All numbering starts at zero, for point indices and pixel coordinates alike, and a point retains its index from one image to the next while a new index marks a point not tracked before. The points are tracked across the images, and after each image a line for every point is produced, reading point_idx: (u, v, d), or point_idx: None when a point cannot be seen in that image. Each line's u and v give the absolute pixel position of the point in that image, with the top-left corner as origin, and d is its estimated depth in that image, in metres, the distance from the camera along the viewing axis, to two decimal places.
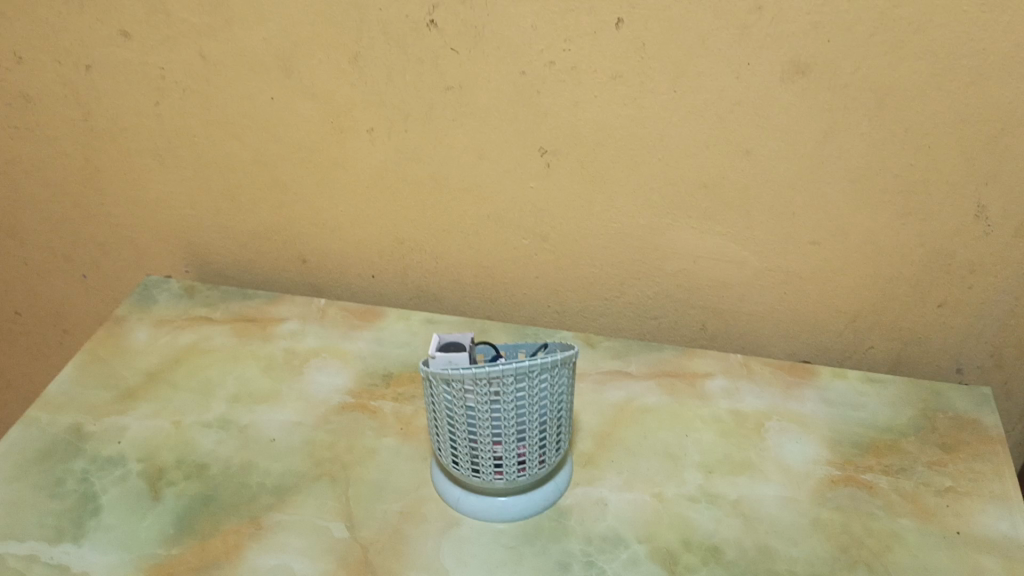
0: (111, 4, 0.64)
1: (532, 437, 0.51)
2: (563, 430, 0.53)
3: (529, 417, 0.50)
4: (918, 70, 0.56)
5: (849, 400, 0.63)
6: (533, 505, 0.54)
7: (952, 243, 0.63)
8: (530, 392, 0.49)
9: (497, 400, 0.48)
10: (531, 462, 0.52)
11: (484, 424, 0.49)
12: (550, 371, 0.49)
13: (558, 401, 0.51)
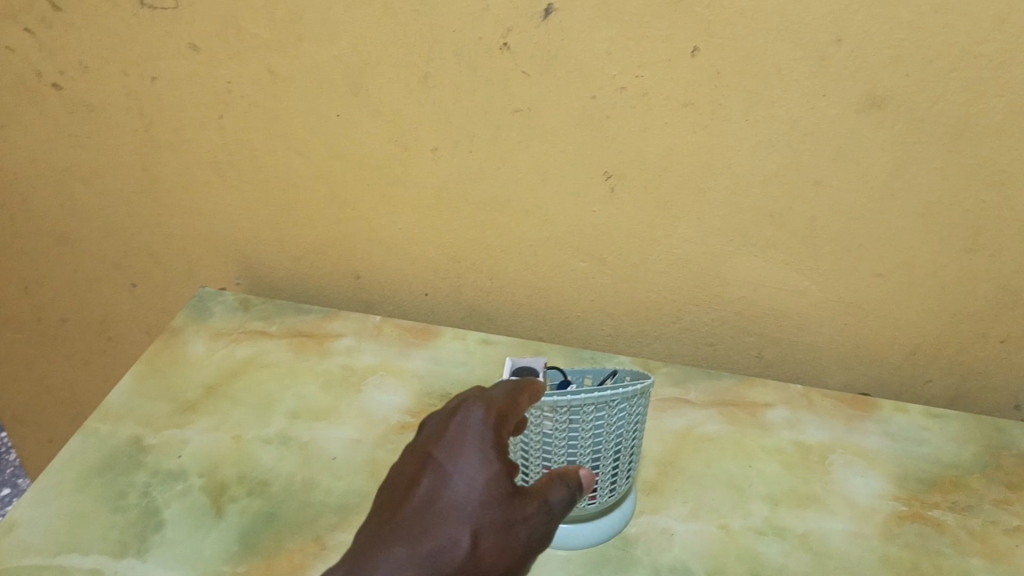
0: (183, 18, 0.65)
1: (605, 463, 0.51)
2: (633, 457, 0.53)
3: (604, 445, 0.50)
4: (997, 107, 0.55)
5: (912, 434, 0.63)
6: (599, 533, 0.54)
7: (1019, 279, 0.63)
8: (609, 421, 0.49)
9: (576, 429, 0.49)
10: (602, 488, 0.52)
11: (561, 451, 0.50)
12: (628, 401, 0.49)
13: (632, 429, 0.51)
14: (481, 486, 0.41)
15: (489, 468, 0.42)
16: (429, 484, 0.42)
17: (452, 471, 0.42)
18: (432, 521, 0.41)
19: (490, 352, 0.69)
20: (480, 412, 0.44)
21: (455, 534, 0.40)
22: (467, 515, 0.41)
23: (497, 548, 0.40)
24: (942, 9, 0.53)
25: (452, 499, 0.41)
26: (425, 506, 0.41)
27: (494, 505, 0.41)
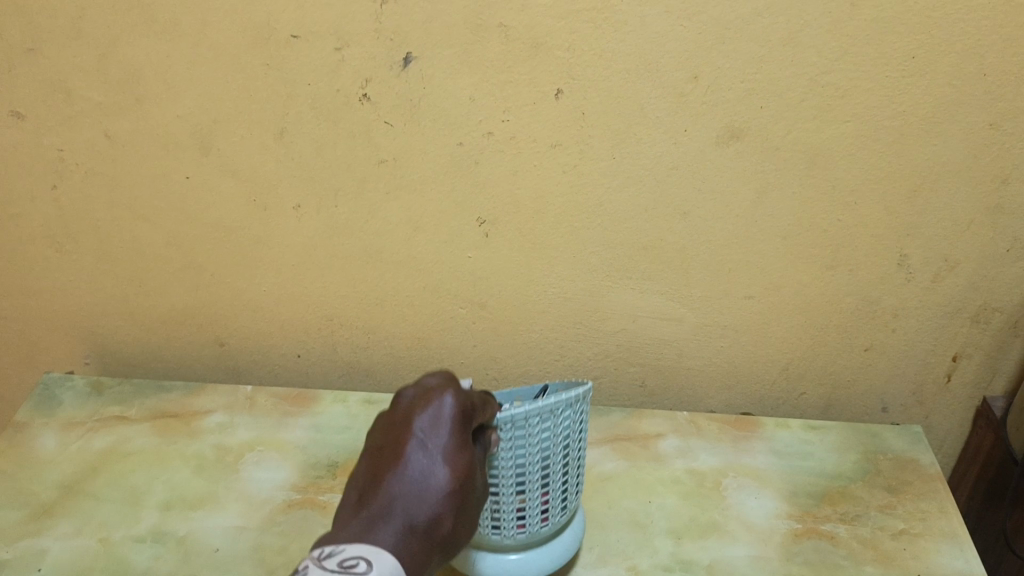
0: (2, 83, 0.59)
1: (554, 482, 0.50)
2: (579, 470, 0.52)
3: (551, 460, 0.49)
4: (845, 132, 0.58)
5: (796, 449, 0.65)
6: (553, 557, 0.52)
7: (877, 290, 0.66)
8: (555, 430, 0.48)
9: (524, 444, 0.47)
10: (554, 507, 0.51)
11: (510, 472, 0.48)
12: (572, 407, 0.48)
13: (577, 438, 0.50)
14: (463, 471, 0.43)
15: (467, 452, 0.44)
16: (413, 462, 0.43)
17: (432, 453, 0.43)
18: (413, 506, 0.42)
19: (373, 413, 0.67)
20: (459, 398, 0.44)
21: (435, 516, 0.42)
22: (447, 498, 0.43)
23: (465, 524, 0.44)
24: (789, 42, 0.55)
25: (436, 485, 0.43)
26: (407, 488, 0.43)
27: (470, 489, 0.44)
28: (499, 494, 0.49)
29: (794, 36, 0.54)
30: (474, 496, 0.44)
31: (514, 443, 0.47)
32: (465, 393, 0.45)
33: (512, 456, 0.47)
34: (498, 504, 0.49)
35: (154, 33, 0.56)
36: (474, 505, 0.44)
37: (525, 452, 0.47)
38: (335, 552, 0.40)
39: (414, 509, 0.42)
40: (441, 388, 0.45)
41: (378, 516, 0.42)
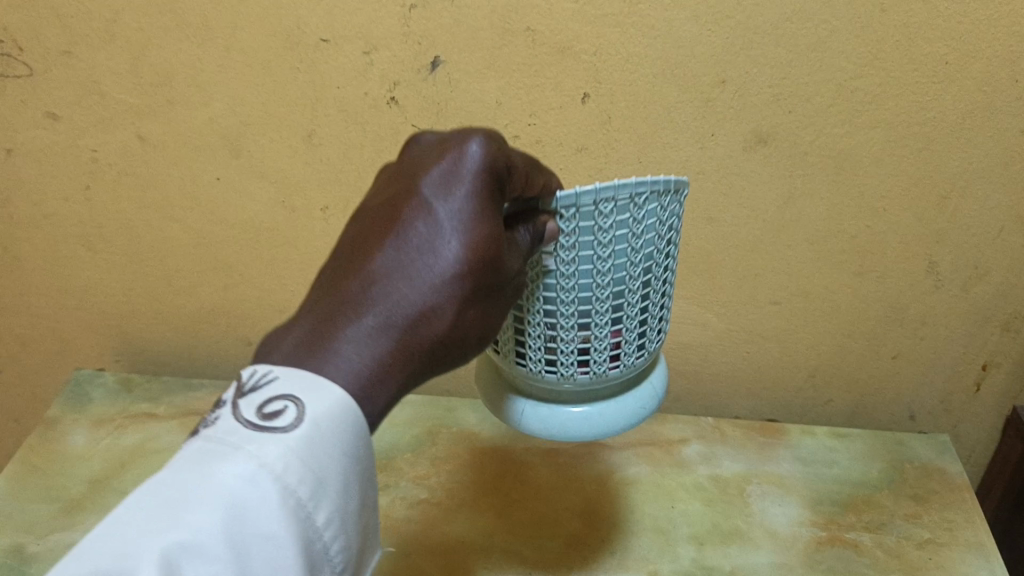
0: (38, 86, 0.61)
1: (630, 307, 0.39)
2: (662, 302, 0.42)
3: (629, 274, 0.38)
4: (873, 138, 0.58)
5: (821, 456, 0.64)
6: (626, 415, 0.42)
7: (905, 297, 0.65)
8: (634, 228, 0.37)
9: (593, 245, 0.36)
10: (626, 346, 0.40)
11: (570, 286, 0.38)
12: (658, 201, 0.37)
13: (663, 250, 0.39)
14: (477, 252, 0.33)
15: (494, 227, 0.33)
16: (415, 233, 0.33)
17: (440, 221, 0.33)
18: (402, 288, 0.33)
19: (398, 414, 0.68)
20: (485, 156, 0.34)
21: (430, 306, 0.33)
22: (450, 282, 0.33)
23: (476, 318, 0.34)
24: (817, 47, 0.54)
25: (437, 268, 0.33)
26: (397, 265, 0.33)
27: (486, 275, 0.34)
28: (557, 318, 0.39)
29: (822, 41, 0.54)
30: (497, 288, 0.34)
31: (579, 241, 0.36)
32: (500, 149, 0.34)
33: (576, 262, 0.37)
34: (555, 332, 0.39)
35: (185, 37, 0.57)
36: (495, 303, 0.35)
37: (593, 252, 0.37)
38: (262, 386, 0.32)
39: (398, 296, 0.33)
40: (464, 140, 0.34)
41: (349, 301, 0.33)
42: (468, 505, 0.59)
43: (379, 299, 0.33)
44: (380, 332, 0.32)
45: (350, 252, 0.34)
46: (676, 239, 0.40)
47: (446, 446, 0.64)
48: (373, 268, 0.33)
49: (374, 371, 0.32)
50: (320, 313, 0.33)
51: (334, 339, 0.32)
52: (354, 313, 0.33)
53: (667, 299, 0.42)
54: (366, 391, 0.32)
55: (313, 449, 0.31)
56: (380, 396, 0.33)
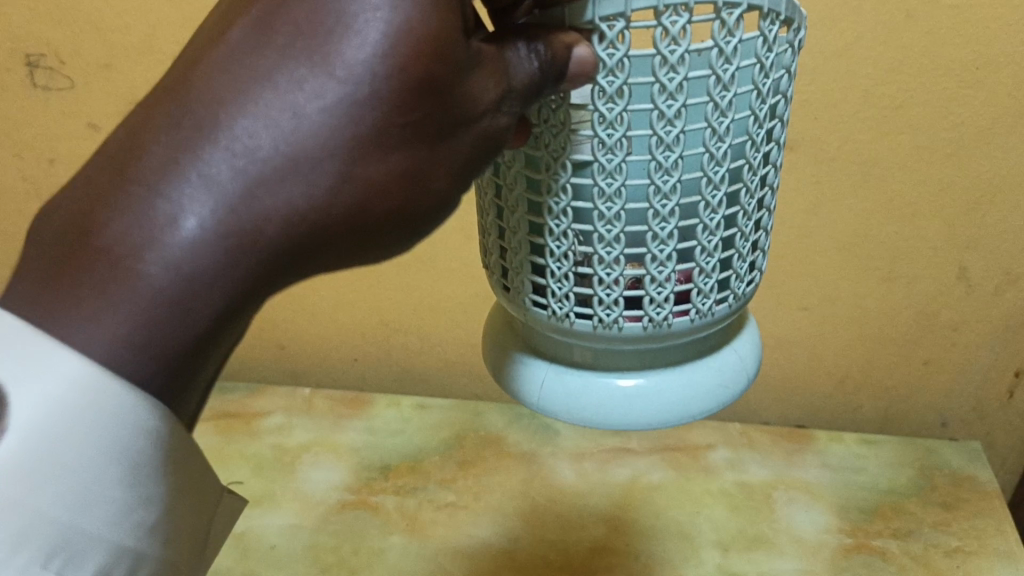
0: (78, 97, 0.65)
1: (708, 211, 0.28)
2: (756, 220, 0.30)
3: (711, 150, 0.26)
4: (902, 144, 0.57)
5: (849, 463, 0.64)
6: (694, 391, 0.31)
7: (936, 303, 0.65)
8: (718, 67, 0.25)
9: (653, 96, 0.25)
10: (698, 283, 0.29)
11: (616, 169, 0.26)
12: (754, 35, 0.26)
13: (763, 124, 0.27)
14: (403, 41, 0.22)
15: (447, 1, 0.22)
16: (301, 19, 0.23)
17: (344, 5, 0.22)
18: (262, 113, 0.22)
19: (427, 417, 0.68)
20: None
21: (298, 146, 0.22)
22: (341, 109, 0.22)
23: (384, 179, 0.23)
24: (843, 54, 0.54)
25: (339, 63, 0.22)
26: (267, 74, 0.22)
27: (425, 88, 0.23)
28: (593, 226, 0.28)
29: (846, 48, 0.54)
30: (448, 112, 0.23)
31: (630, 87, 0.25)
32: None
33: (626, 124, 0.26)
34: (590, 249, 0.28)
35: None
36: (424, 154, 0.24)
37: (653, 107, 0.25)
38: None
39: (270, 111, 0.22)
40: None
41: (196, 104, 0.23)
42: (495, 509, 0.59)
43: (240, 109, 0.22)
44: (240, 162, 0.22)
45: (216, 21, 0.24)
46: (782, 114, 0.29)
47: (474, 449, 0.65)
48: (237, 53, 0.23)
49: (221, 227, 0.22)
50: (155, 118, 0.23)
51: (173, 166, 0.22)
52: (191, 135, 0.22)
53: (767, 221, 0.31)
54: (194, 273, 0.23)
55: (94, 401, 0.24)
56: (237, 268, 0.23)
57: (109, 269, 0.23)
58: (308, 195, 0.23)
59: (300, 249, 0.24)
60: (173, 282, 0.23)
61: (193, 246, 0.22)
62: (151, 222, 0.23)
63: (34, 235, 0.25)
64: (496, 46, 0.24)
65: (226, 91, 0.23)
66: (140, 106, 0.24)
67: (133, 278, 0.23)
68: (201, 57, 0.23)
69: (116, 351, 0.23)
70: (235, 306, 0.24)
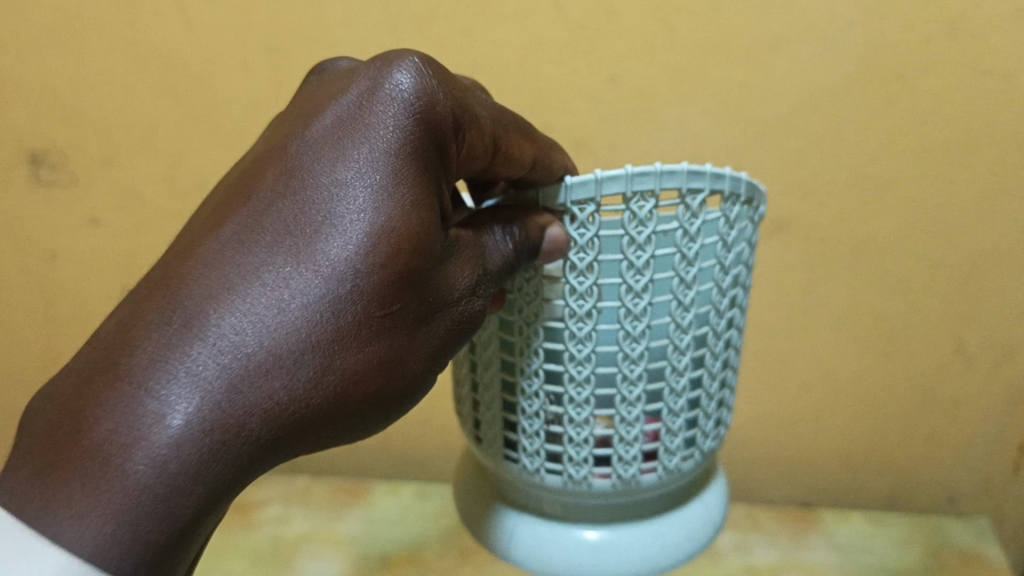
0: (81, 192, 0.66)
1: (675, 370, 0.37)
2: (717, 376, 0.39)
3: (674, 318, 0.35)
4: (891, 222, 0.58)
5: (856, 543, 0.63)
6: (664, 544, 0.42)
7: (935, 378, 0.64)
8: (680, 246, 0.34)
9: (630, 268, 0.34)
10: (663, 438, 0.38)
11: (589, 337, 0.35)
12: (710, 224, 0.35)
13: (721, 297, 0.37)
14: (384, 239, 0.27)
15: (424, 207, 0.28)
16: (285, 233, 0.27)
17: (329, 220, 0.27)
18: (253, 313, 0.26)
19: (425, 506, 0.67)
20: (419, 82, 0.28)
21: (289, 340, 0.26)
22: (328, 306, 0.27)
23: (359, 368, 0.28)
24: (829, 136, 0.56)
25: (326, 262, 0.27)
26: (257, 278, 0.27)
27: (398, 280, 0.28)
28: (565, 388, 0.36)
29: (833, 129, 0.55)
30: (415, 303, 0.29)
31: (601, 262, 0.33)
32: (450, 87, 0.30)
33: (596, 296, 0.34)
34: (562, 410, 0.37)
35: None
36: (393, 343, 0.28)
37: (622, 281, 0.34)
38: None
39: (260, 310, 0.26)
40: (392, 61, 0.29)
41: (190, 301, 0.26)
42: None
43: (234, 305, 0.26)
44: (232, 352, 0.26)
45: (199, 231, 0.28)
46: (744, 282, 0.39)
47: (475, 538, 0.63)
48: (230, 253, 0.27)
49: (217, 415, 0.25)
50: (144, 314, 0.27)
51: (167, 356, 0.25)
52: (183, 335, 0.26)
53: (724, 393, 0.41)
54: (187, 468, 0.25)
55: None
56: (224, 454, 0.25)
57: (103, 455, 0.24)
58: (293, 380, 0.26)
59: (281, 434, 0.27)
60: (166, 466, 0.24)
61: (186, 431, 0.25)
62: (145, 408, 0.25)
63: (26, 435, 0.26)
64: (473, 235, 0.32)
65: (221, 289, 0.27)
66: (127, 308, 0.28)
67: (127, 462, 0.24)
68: (191, 261, 0.27)
69: (100, 545, 0.24)
70: (218, 495, 0.26)
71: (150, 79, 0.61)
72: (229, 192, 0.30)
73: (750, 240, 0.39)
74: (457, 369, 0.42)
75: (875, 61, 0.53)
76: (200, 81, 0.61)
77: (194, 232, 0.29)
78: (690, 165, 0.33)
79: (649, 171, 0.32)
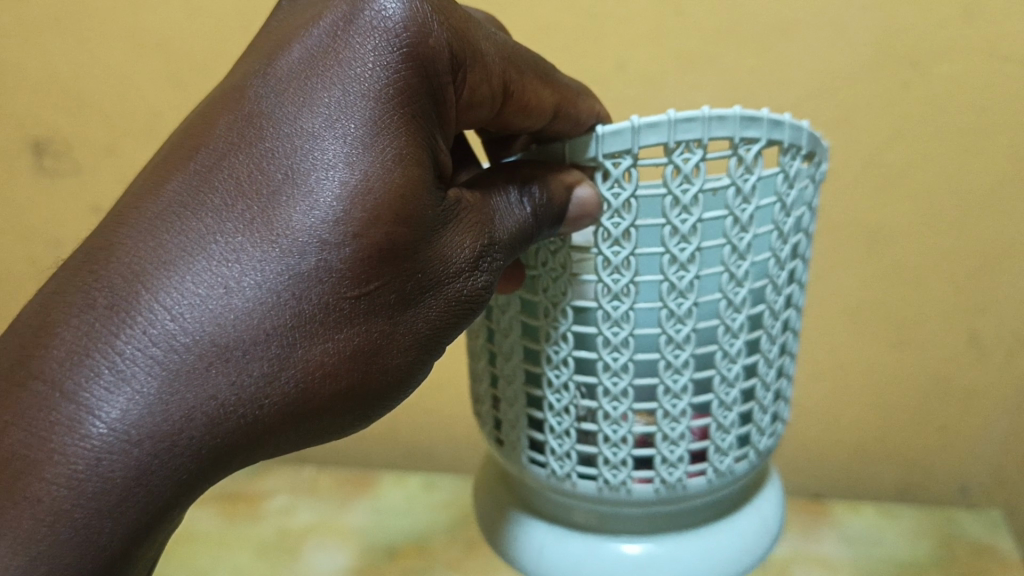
0: (87, 180, 0.66)
1: (726, 355, 0.37)
2: (776, 353, 0.40)
3: (725, 295, 0.35)
4: (904, 211, 0.57)
5: (868, 535, 0.62)
6: (714, 551, 0.43)
7: (947, 368, 0.64)
8: (732, 203, 0.33)
9: (676, 233, 0.33)
10: (715, 439, 0.39)
11: (626, 319, 0.35)
12: (769, 179, 0.35)
13: (778, 265, 0.37)
14: (350, 210, 0.27)
15: (402, 173, 0.28)
16: (242, 204, 0.27)
17: (292, 189, 0.27)
18: (199, 290, 0.26)
19: (432, 496, 0.67)
20: (407, 8, 0.28)
21: (239, 319, 0.26)
22: (286, 284, 0.26)
23: (328, 351, 0.27)
24: (842, 123, 0.55)
25: (287, 235, 0.27)
26: (209, 252, 0.26)
27: (366, 259, 0.27)
28: (599, 379, 0.37)
29: (847, 117, 0.55)
30: (395, 281, 0.28)
31: (637, 227, 0.33)
32: (447, 17, 0.29)
33: (632, 270, 0.34)
34: (597, 403, 0.38)
35: None
36: (365, 324, 0.28)
37: (666, 249, 0.33)
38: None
39: (212, 288, 0.26)
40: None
41: (122, 284, 0.26)
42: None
43: (185, 283, 0.26)
44: (166, 344, 0.25)
45: (139, 196, 0.28)
46: (803, 254, 0.39)
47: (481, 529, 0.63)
48: (179, 225, 0.27)
49: (165, 402, 0.25)
50: (74, 296, 0.26)
51: (94, 350, 0.25)
52: (127, 314, 0.25)
53: (781, 384, 0.42)
54: (129, 461, 0.24)
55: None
56: (174, 448, 0.25)
57: (17, 469, 0.24)
58: (243, 377, 0.26)
59: (228, 443, 0.26)
60: (83, 485, 0.24)
61: (107, 442, 0.24)
62: (65, 418, 0.24)
63: None
64: (482, 197, 0.32)
65: (160, 268, 0.26)
66: (54, 281, 0.27)
67: (44, 479, 0.24)
68: (126, 230, 0.27)
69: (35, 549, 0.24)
70: (156, 511, 0.25)
71: (153, 68, 0.61)
72: (178, 145, 0.29)
73: (810, 203, 0.38)
74: (476, 359, 0.44)
75: (889, 47, 0.52)
76: (205, 70, 0.60)
77: (135, 191, 0.28)
78: (744, 110, 0.32)
79: (695, 116, 0.31)
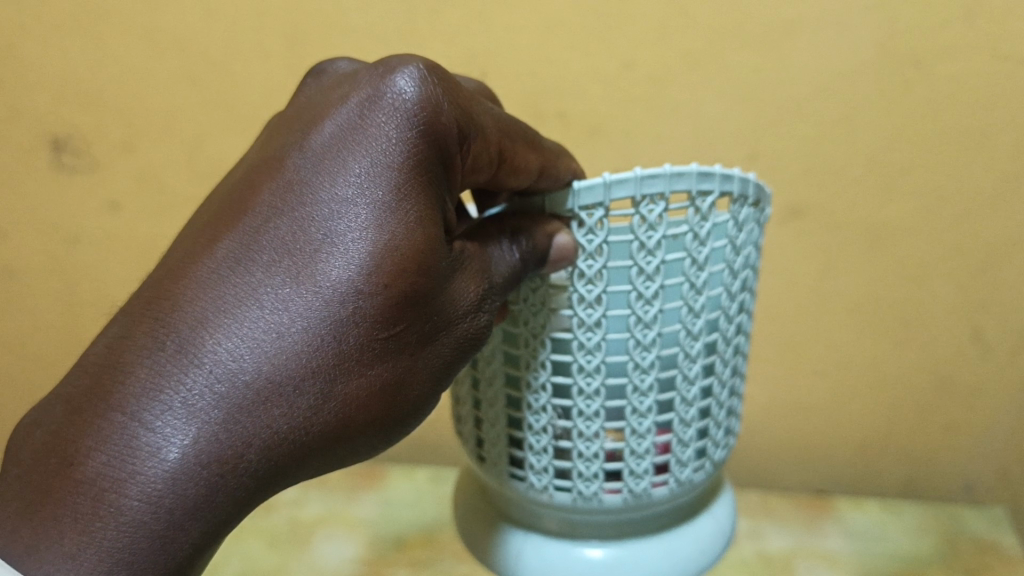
0: (104, 177, 0.67)
1: (687, 380, 0.39)
2: (730, 374, 0.42)
3: (684, 325, 0.38)
4: (908, 209, 0.58)
5: (871, 531, 0.62)
6: (674, 556, 0.46)
7: (951, 366, 0.64)
8: (689, 246, 0.36)
9: (641, 274, 0.36)
10: (677, 453, 0.41)
11: (598, 348, 0.37)
12: (724, 223, 0.37)
13: (731, 299, 0.40)
14: (385, 259, 0.28)
15: (425, 228, 0.29)
16: (291, 252, 0.28)
17: (334, 238, 0.28)
18: (254, 333, 0.27)
19: (439, 490, 0.68)
20: (422, 88, 0.29)
21: (291, 359, 0.27)
22: (332, 328, 0.28)
23: (362, 388, 0.29)
24: (846, 121, 0.56)
25: (330, 282, 0.28)
26: (260, 298, 0.28)
27: (396, 304, 0.29)
28: (574, 402, 0.39)
29: (850, 115, 0.55)
30: (418, 324, 0.30)
31: (609, 269, 0.36)
32: (454, 97, 0.30)
33: (604, 305, 0.36)
34: (572, 423, 0.39)
35: None
36: (393, 364, 0.30)
37: (633, 287, 0.36)
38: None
39: (264, 331, 0.27)
40: (396, 67, 0.30)
41: (184, 327, 0.27)
42: None
43: (240, 327, 0.27)
44: (227, 380, 0.27)
45: (194, 245, 0.29)
46: (753, 285, 0.42)
47: None
48: (232, 275, 0.28)
49: (227, 433, 0.26)
50: (141, 339, 0.28)
51: (159, 387, 0.26)
52: (189, 356, 0.27)
53: (733, 401, 0.44)
54: (195, 486, 0.26)
55: None
56: (232, 472, 0.26)
57: (97, 489, 0.26)
58: (292, 411, 0.27)
59: (277, 467, 0.28)
60: (156, 503, 0.25)
61: (177, 468, 0.26)
62: (135, 447, 0.26)
63: (36, 443, 0.28)
64: (479, 249, 0.33)
65: (217, 313, 0.27)
66: (120, 324, 0.29)
67: (117, 503, 0.25)
68: (187, 277, 0.28)
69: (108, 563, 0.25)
70: (212, 531, 0.27)
71: (170, 66, 0.62)
72: (226, 200, 0.30)
73: (757, 242, 0.41)
74: (458, 385, 0.45)
75: (893, 47, 0.53)
76: (220, 68, 0.61)
77: (191, 242, 0.30)
78: (700, 166, 0.35)
79: (659, 172, 0.34)
